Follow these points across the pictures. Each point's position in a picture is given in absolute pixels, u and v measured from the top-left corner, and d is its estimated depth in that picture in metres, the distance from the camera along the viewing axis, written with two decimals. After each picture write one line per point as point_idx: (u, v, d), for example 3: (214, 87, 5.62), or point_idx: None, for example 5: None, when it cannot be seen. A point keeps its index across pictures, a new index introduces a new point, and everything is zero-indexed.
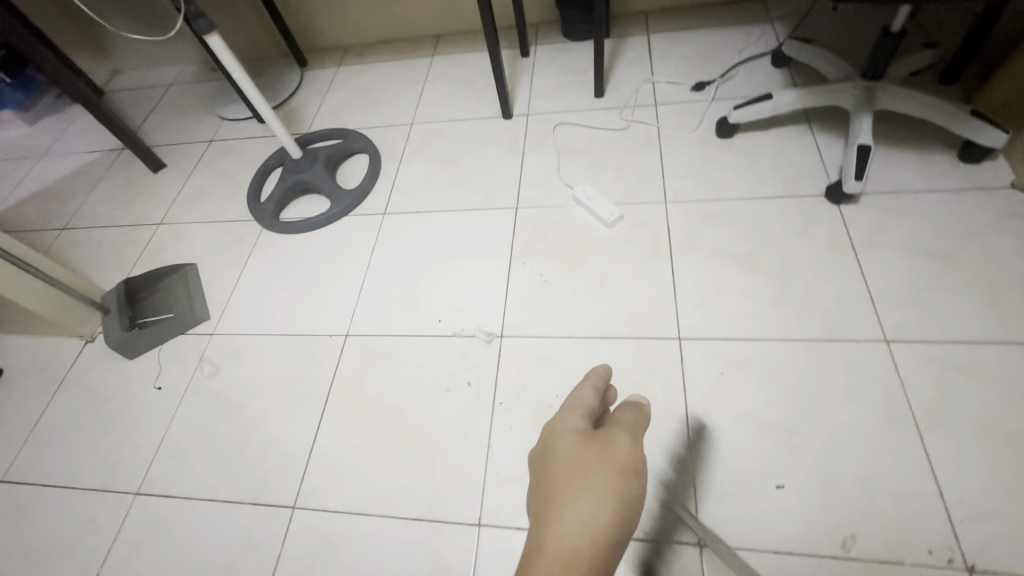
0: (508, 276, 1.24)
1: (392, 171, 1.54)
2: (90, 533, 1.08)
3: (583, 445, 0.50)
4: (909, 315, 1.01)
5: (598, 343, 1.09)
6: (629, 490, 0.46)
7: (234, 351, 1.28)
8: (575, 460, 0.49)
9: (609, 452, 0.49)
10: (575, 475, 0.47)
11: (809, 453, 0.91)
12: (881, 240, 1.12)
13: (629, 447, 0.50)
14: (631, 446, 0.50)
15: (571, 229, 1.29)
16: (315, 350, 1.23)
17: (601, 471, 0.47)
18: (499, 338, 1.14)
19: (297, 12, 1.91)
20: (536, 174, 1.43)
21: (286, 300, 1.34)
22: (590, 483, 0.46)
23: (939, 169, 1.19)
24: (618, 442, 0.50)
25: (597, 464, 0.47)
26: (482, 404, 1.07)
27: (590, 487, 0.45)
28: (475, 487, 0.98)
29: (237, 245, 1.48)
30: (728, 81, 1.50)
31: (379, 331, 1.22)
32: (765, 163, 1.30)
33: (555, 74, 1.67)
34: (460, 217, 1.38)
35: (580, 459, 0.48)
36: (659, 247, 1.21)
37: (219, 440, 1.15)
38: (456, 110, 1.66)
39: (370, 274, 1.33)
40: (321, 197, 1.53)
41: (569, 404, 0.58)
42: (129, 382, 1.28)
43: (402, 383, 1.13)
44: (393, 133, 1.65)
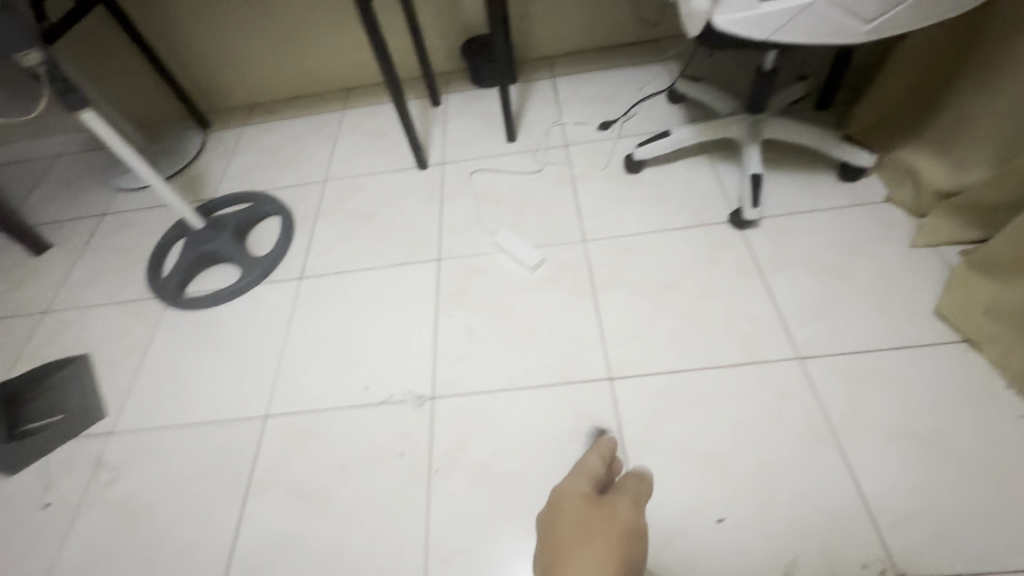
0: (436, 332, 1.20)
1: (307, 232, 1.48)
2: None
3: (586, 505, 0.62)
4: (817, 330, 1.07)
5: (532, 393, 1.07)
6: (633, 547, 0.56)
7: (138, 450, 1.14)
8: (579, 520, 0.59)
9: (613, 516, 0.59)
10: (579, 530, 0.58)
11: (746, 481, 0.92)
12: (784, 260, 1.18)
13: (630, 510, 0.61)
14: (632, 511, 0.61)
15: (495, 276, 1.27)
16: (231, 437, 1.12)
17: (603, 526, 0.57)
18: (431, 400, 1.09)
19: (193, 73, 1.83)
20: (456, 223, 1.41)
21: (197, 384, 1.22)
22: (593, 537, 0.56)
23: (824, 189, 1.29)
24: (621, 507, 0.61)
25: (598, 523, 0.58)
26: (418, 474, 1.01)
27: (594, 537, 0.56)
28: (417, 568, 0.91)
29: (137, 328, 1.35)
30: (631, 118, 1.57)
31: (301, 407, 1.14)
32: (673, 194, 1.36)
33: (467, 120, 1.69)
34: (382, 274, 1.34)
35: (581, 520, 0.59)
36: (583, 286, 1.22)
37: (122, 558, 1.01)
38: (370, 163, 1.63)
39: (289, 345, 1.25)
40: (231, 267, 1.44)
41: (580, 471, 0.74)
42: (10, 503, 1.11)
43: (331, 461, 1.05)
44: (306, 192, 1.59)
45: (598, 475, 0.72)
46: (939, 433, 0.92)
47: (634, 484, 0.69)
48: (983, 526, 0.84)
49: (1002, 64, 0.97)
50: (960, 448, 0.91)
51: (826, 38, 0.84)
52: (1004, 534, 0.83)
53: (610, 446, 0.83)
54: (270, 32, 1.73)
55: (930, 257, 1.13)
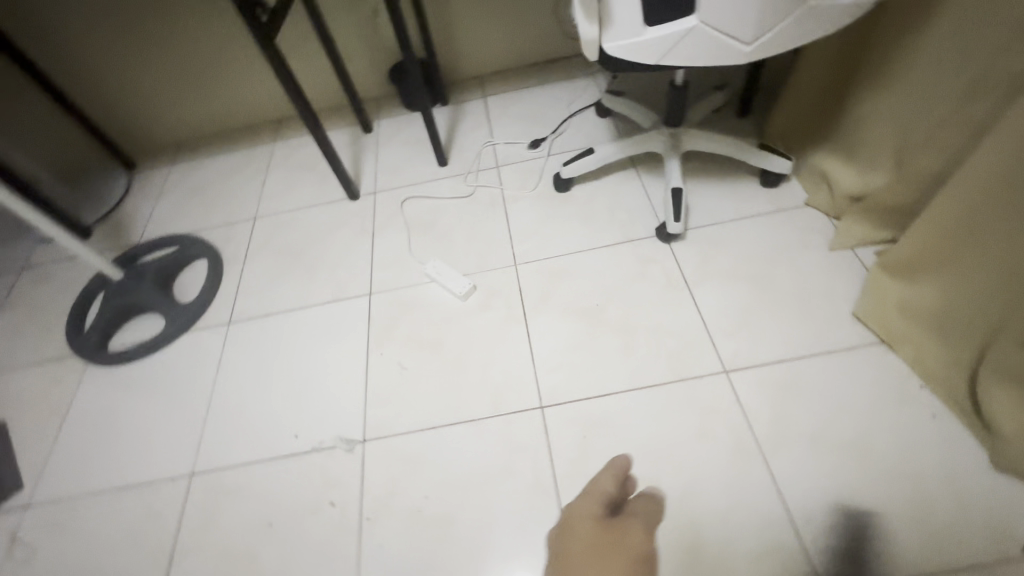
0: (367, 371, 1.17)
1: (235, 273, 1.44)
2: None
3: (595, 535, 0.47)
4: (740, 342, 1.08)
5: (463, 428, 1.05)
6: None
7: (56, 521, 1.08)
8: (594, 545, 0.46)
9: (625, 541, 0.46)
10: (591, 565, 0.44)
11: (674, 503, 0.92)
12: (709, 271, 1.20)
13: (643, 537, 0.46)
14: (644, 534, 0.46)
15: (427, 307, 1.26)
16: (156, 499, 1.08)
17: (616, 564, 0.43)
18: (361, 444, 1.07)
19: (112, 114, 1.77)
20: (387, 254, 1.39)
21: (120, 444, 1.17)
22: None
23: (746, 197, 1.31)
24: (633, 532, 0.46)
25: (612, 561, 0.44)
26: (348, 523, 0.98)
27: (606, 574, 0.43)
28: None
29: (57, 389, 1.29)
30: (561, 135, 1.57)
31: (229, 461, 1.10)
32: (602, 211, 1.36)
33: (399, 146, 1.66)
34: (313, 313, 1.31)
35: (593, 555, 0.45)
36: (514, 312, 1.21)
37: None
38: (301, 197, 1.60)
39: (217, 396, 1.20)
40: (156, 315, 1.39)
41: (587, 488, 0.53)
42: None
43: (259, 518, 1.01)
44: (235, 231, 1.55)
45: (609, 496, 0.52)
46: (858, 438, 0.94)
47: (642, 508, 0.50)
48: (901, 529, 0.85)
49: (889, 74, 1.00)
50: (878, 451, 0.92)
51: (712, 61, 0.84)
52: (921, 536, 0.84)
53: (622, 461, 0.56)
54: (188, 68, 1.68)
55: (846, 260, 1.15)
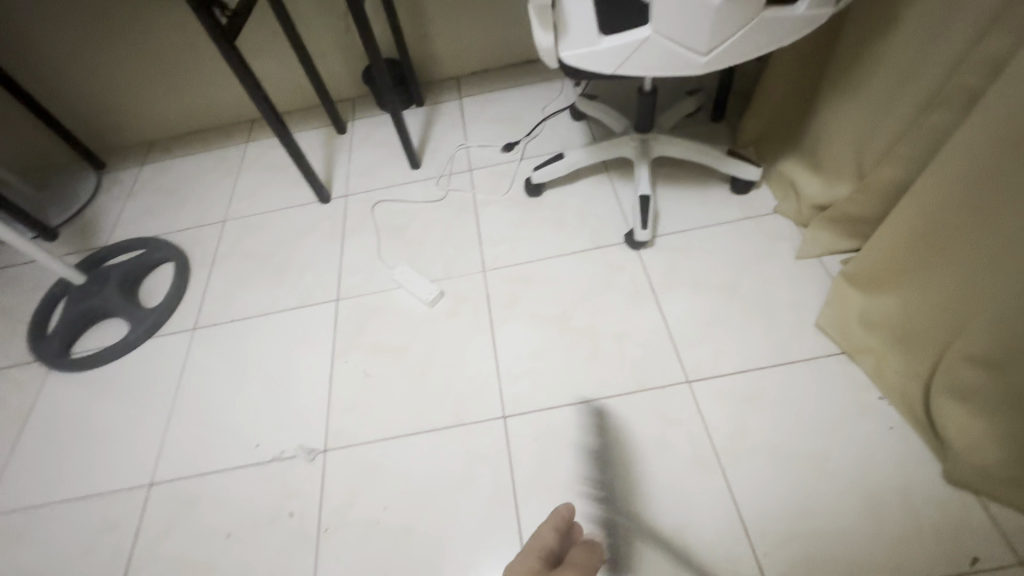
0: (331, 379, 1.16)
1: (202, 277, 1.42)
2: None
3: None
4: (704, 351, 1.08)
5: (425, 438, 1.04)
6: None
7: (11, 533, 1.07)
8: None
9: None
10: None
11: (632, 514, 0.92)
12: (676, 279, 1.19)
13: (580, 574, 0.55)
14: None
15: (394, 314, 1.24)
16: (113, 510, 1.06)
17: None
18: (323, 453, 1.06)
19: (81, 112, 1.73)
20: (357, 259, 1.38)
21: (79, 453, 1.15)
22: None
23: (716, 203, 1.30)
24: None
25: None
26: (306, 534, 0.97)
27: None
28: None
29: (17, 395, 1.27)
30: (535, 138, 1.56)
31: (189, 470, 1.09)
32: (572, 216, 1.35)
33: (373, 148, 1.65)
34: (280, 319, 1.29)
35: None
36: (480, 319, 1.20)
37: None
38: (272, 199, 1.58)
39: (178, 404, 1.19)
40: (120, 320, 1.37)
41: (529, 544, 0.62)
42: None
43: (217, 529, 1.00)
44: (204, 234, 1.52)
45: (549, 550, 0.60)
46: (815, 449, 0.94)
47: (578, 557, 0.59)
48: (854, 540, 0.86)
49: (854, 84, 1.00)
50: (834, 462, 0.93)
51: (671, 71, 0.84)
52: (873, 547, 0.85)
53: (563, 510, 0.67)
54: (156, 67, 1.65)
55: (813, 268, 1.15)
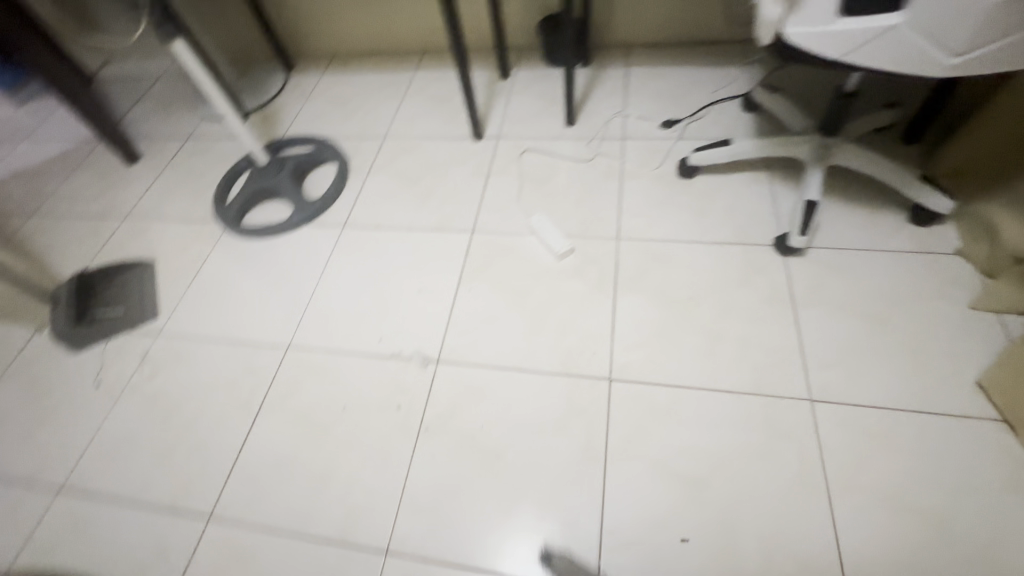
0: (453, 301, 1.24)
1: (357, 184, 1.55)
2: (10, 527, 1.08)
3: None
4: (836, 375, 1.02)
5: (531, 378, 1.09)
6: None
7: (177, 354, 1.27)
8: None
9: None
10: None
11: (719, 508, 0.91)
12: (820, 296, 1.12)
13: None
14: None
15: (522, 258, 1.29)
16: (255, 359, 1.23)
17: None
18: (435, 363, 1.15)
19: (286, 17, 1.93)
20: (497, 198, 1.43)
21: (236, 306, 1.34)
22: None
23: (887, 229, 1.19)
24: None
25: None
26: (409, 427, 1.07)
27: None
28: (388, 512, 0.98)
29: (198, 245, 1.49)
30: (697, 121, 1.51)
31: (320, 345, 1.23)
32: (721, 206, 1.31)
33: (531, 99, 1.68)
34: (418, 236, 1.39)
35: None
36: (604, 284, 1.21)
37: (150, 442, 1.14)
38: (429, 127, 1.67)
39: (320, 287, 1.33)
40: (284, 205, 1.54)
41: None
42: (70, 376, 1.27)
43: (335, 399, 1.13)
44: (364, 146, 1.66)
45: None
46: (939, 508, 0.87)
47: None
48: None
49: None
50: (959, 529, 0.85)
51: (907, 68, 0.78)
52: None
53: None
54: None
55: (988, 324, 1.03)
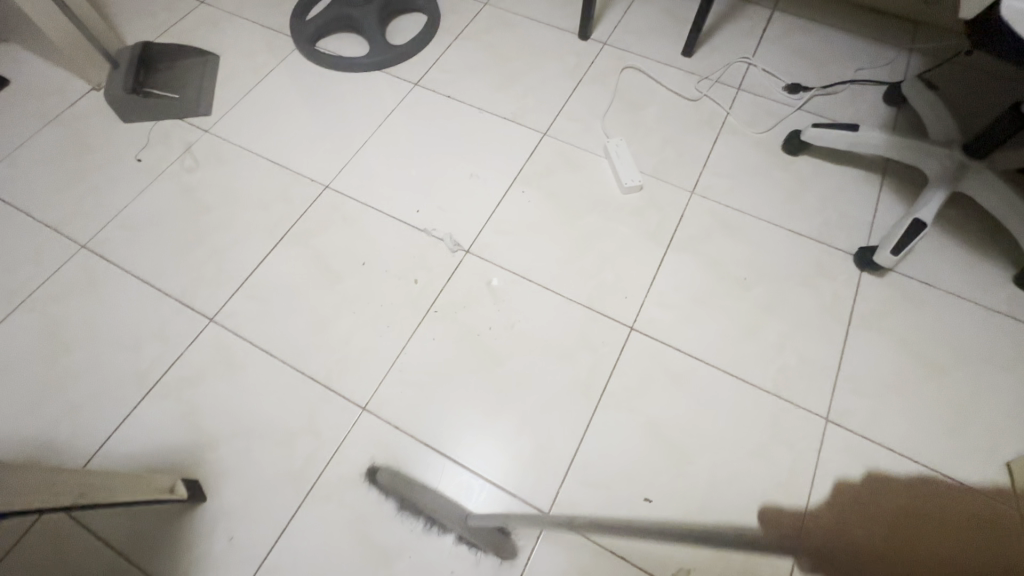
0: (502, 198, 1.17)
1: (442, 44, 1.43)
2: (32, 262, 1.11)
3: None
4: (862, 405, 0.96)
5: (555, 299, 1.05)
6: None
7: (220, 157, 1.25)
8: None
9: None
10: None
11: (694, 483, 0.89)
12: (881, 323, 1.03)
13: None
14: None
15: (587, 179, 1.20)
16: (292, 187, 1.20)
17: None
18: (464, 252, 1.10)
19: None
20: (581, 109, 1.31)
21: (287, 128, 1.29)
22: None
23: (985, 280, 1.07)
24: None
25: None
26: (419, 303, 1.05)
27: None
28: (377, 372, 0.98)
29: (265, 55, 1.41)
30: (826, 96, 1.33)
31: (357, 195, 1.18)
32: (815, 196, 1.18)
33: (655, 12, 1.48)
34: (488, 119, 1.30)
35: None
36: (661, 233, 1.13)
37: (175, 231, 1.15)
38: (535, 7, 1.50)
39: (374, 138, 1.27)
40: (362, 42, 1.43)
41: None
42: (114, 143, 1.26)
43: (356, 251, 1.11)
44: (461, 5, 1.50)
45: None
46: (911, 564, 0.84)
47: None
48: None
49: None
50: None
51: None
52: None
53: None
54: None
55: None
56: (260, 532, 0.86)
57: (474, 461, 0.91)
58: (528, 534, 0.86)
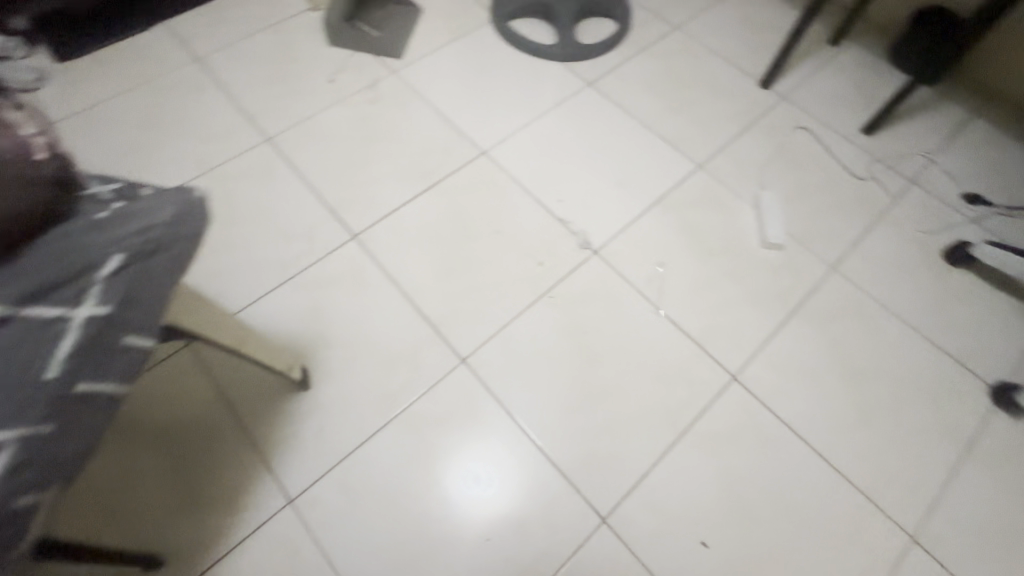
0: (642, 213, 1.20)
1: (624, 54, 1.46)
2: (224, 139, 1.26)
3: None
4: (953, 539, 0.90)
5: (666, 324, 1.06)
6: None
7: (398, 98, 1.35)
8: None
9: None
10: None
11: (754, 548, 0.88)
12: (999, 465, 0.96)
13: None
14: None
15: (729, 222, 1.20)
16: (453, 143, 1.28)
17: None
18: (592, 252, 1.14)
19: None
20: (743, 153, 1.30)
21: (463, 90, 1.37)
22: None
23: None
24: None
25: None
26: (538, 285, 1.09)
27: None
28: (483, 334, 1.03)
29: (461, 19, 1.51)
30: (1006, 217, 1.24)
31: (508, 169, 1.24)
32: (964, 314, 1.11)
33: (844, 81, 1.44)
34: (648, 136, 1.32)
35: None
36: (789, 298, 1.11)
37: (344, 150, 1.26)
38: (723, 43, 1.50)
39: (537, 122, 1.33)
40: (550, 31, 1.49)
41: None
42: (315, 60, 1.40)
43: (495, 218, 1.17)
44: (652, 22, 1.53)
45: None
46: None
47: None
48: None
49: None
50: None
51: None
52: None
53: None
54: None
55: None
56: (346, 435, 0.93)
57: (487, 463, 0.92)
58: (579, 526, 0.88)
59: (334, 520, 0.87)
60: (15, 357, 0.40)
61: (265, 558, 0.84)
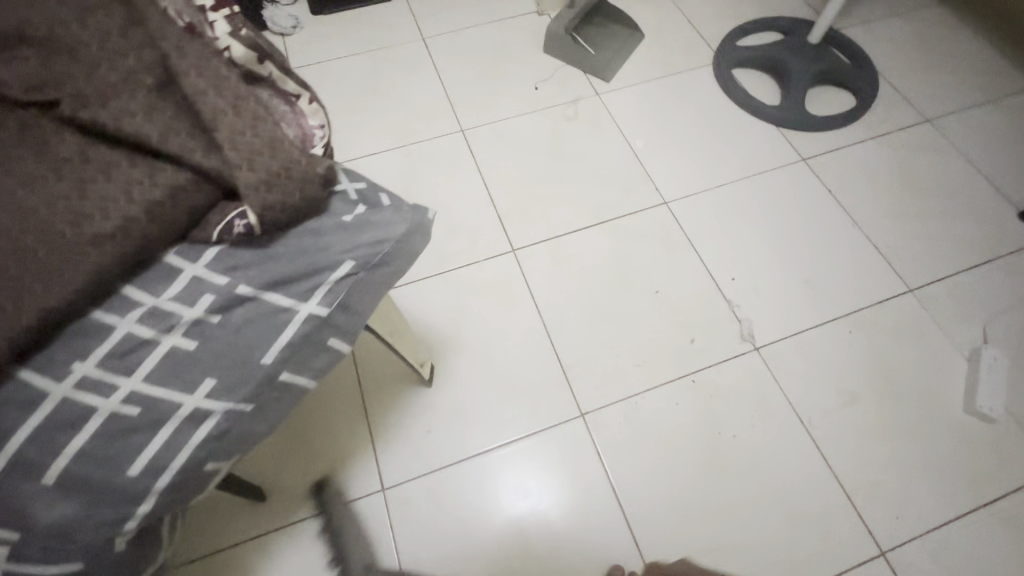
0: (825, 324, 1.05)
1: (854, 136, 1.28)
2: (423, 120, 1.32)
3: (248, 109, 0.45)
4: None
5: (816, 460, 0.92)
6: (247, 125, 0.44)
7: (594, 121, 1.31)
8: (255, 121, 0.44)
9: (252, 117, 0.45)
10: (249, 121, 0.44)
11: None
12: None
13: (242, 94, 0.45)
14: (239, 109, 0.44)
15: (931, 369, 1.00)
16: (637, 184, 1.22)
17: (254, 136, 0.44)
18: (753, 348, 1.02)
19: None
20: (972, 292, 1.08)
21: (661, 131, 1.30)
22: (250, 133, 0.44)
23: None
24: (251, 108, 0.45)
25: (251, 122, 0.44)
26: (683, 365, 1.00)
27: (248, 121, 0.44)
28: (612, 396, 0.97)
29: (682, 55, 1.42)
30: None
31: (687, 228, 1.16)
32: None
33: None
34: (857, 237, 1.15)
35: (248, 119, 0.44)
36: (983, 486, 0.91)
37: (527, 161, 1.25)
38: (985, 153, 1.25)
39: (732, 186, 1.22)
40: (775, 90, 1.36)
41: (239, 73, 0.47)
42: (526, 64, 1.41)
43: (659, 278, 1.09)
44: (900, 108, 1.32)
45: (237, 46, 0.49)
46: None
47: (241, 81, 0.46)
48: None
49: None
50: None
51: None
52: None
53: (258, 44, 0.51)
54: None
55: None
56: (450, 445, 0.93)
57: (578, 533, 0.88)
58: None
59: (416, 525, 0.87)
60: (246, 339, 0.44)
61: (346, 535, 0.86)
